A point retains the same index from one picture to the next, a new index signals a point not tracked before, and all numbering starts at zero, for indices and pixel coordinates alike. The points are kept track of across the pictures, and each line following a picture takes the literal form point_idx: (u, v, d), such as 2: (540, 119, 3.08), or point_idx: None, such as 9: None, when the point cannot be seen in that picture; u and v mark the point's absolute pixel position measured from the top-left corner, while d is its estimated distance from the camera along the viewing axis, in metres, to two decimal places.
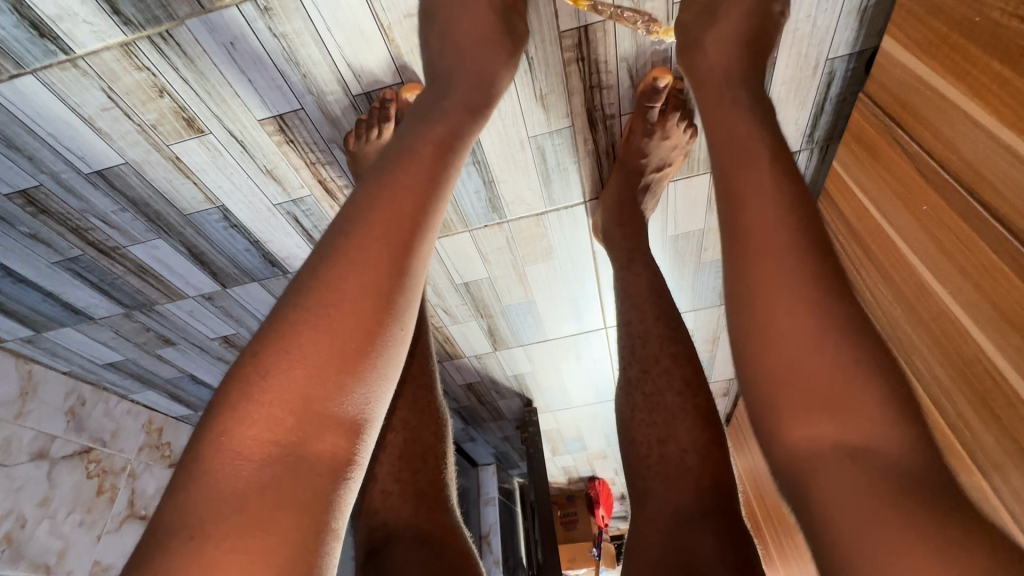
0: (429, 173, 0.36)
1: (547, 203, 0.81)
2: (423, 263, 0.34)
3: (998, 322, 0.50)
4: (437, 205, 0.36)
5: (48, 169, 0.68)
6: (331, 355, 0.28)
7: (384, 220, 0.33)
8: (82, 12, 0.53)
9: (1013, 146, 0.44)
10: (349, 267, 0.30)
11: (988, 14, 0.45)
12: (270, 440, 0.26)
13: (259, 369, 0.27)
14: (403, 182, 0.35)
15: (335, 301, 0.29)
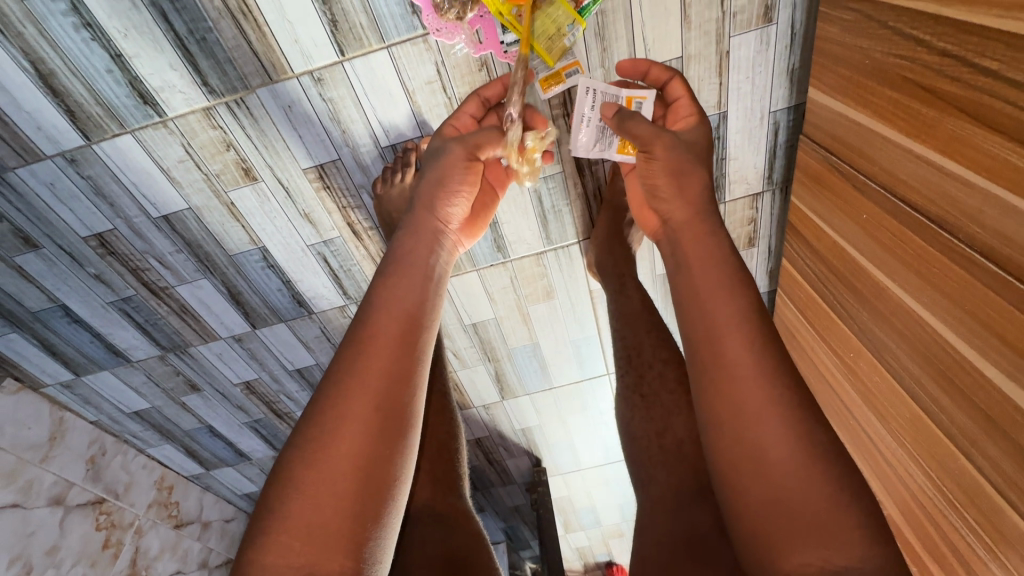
0: (401, 334, 0.50)
1: (546, 243, 0.92)
2: (398, 406, 0.47)
3: (939, 298, 0.57)
4: (405, 358, 0.49)
5: (124, 214, 0.81)
6: (328, 496, 0.42)
7: (362, 377, 0.46)
8: (179, 84, 0.69)
9: (915, 149, 0.55)
10: (338, 424, 0.44)
11: (874, 57, 0.58)
12: (294, 559, 0.40)
13: (279, 508, 0.41)
14: (376, 343, 0.49)
15: (327, 452, 0.43)
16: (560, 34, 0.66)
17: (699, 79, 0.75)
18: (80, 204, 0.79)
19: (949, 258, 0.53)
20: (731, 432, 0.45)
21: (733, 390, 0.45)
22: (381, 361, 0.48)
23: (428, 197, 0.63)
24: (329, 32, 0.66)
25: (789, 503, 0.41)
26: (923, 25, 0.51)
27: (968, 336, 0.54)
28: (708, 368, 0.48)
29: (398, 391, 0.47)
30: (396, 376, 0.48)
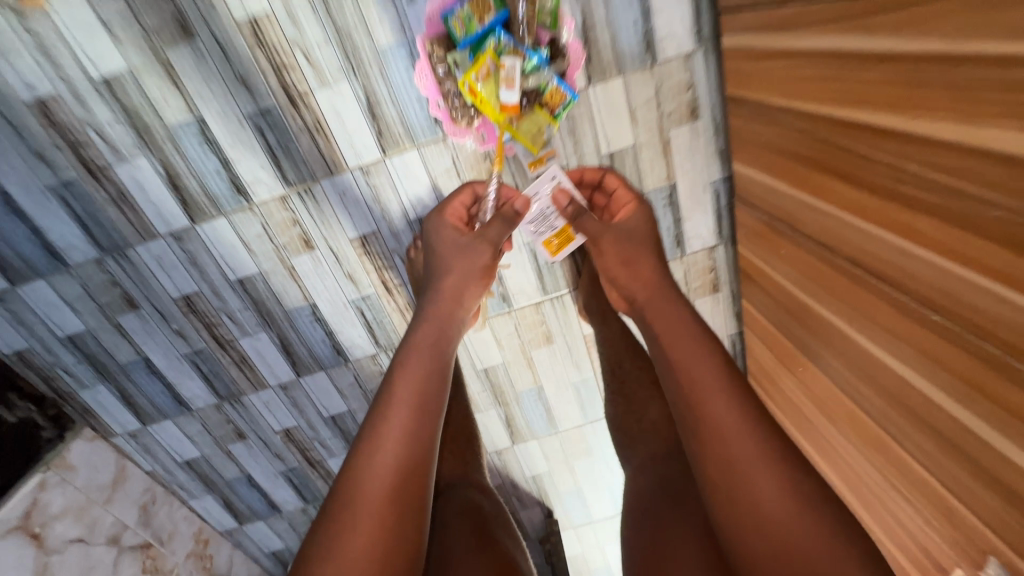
0: (404, 438, 0.70)
1: (543, 293, 1.11)
2: (407, 475, 0.68)
3: (841, 305, 0.74)
4: (412, 437, 0.70)
5: (209, 279, 1.03)
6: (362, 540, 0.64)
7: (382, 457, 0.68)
8: (265, 179, 0.94)
9: (801, 196, 0.76)
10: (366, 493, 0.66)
11: (767, 136, 0.81)
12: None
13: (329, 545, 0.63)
14: (390, 431, 0.70)
15: (348, 533, 0.64)
16: (540, 131, 0.90)
17: (652, 160, 0.99)
18: (176, 272, 1.02)
19: (837, 270, 0.72)
20: (726, 489, 0.62)
21: (721, 451, 0.63)
22: (387, 463, 0.68)
23: (436, 315, 0.84)
24: (375, 139, 0.92)
25: (780, 537, 0.57)
26: (788, 117, 0.73)
27: (862, 330, 0.70)
28: (697, 435, 0.66)
29: (400, 485, 0.68)
30: (398, 474, 0.68)
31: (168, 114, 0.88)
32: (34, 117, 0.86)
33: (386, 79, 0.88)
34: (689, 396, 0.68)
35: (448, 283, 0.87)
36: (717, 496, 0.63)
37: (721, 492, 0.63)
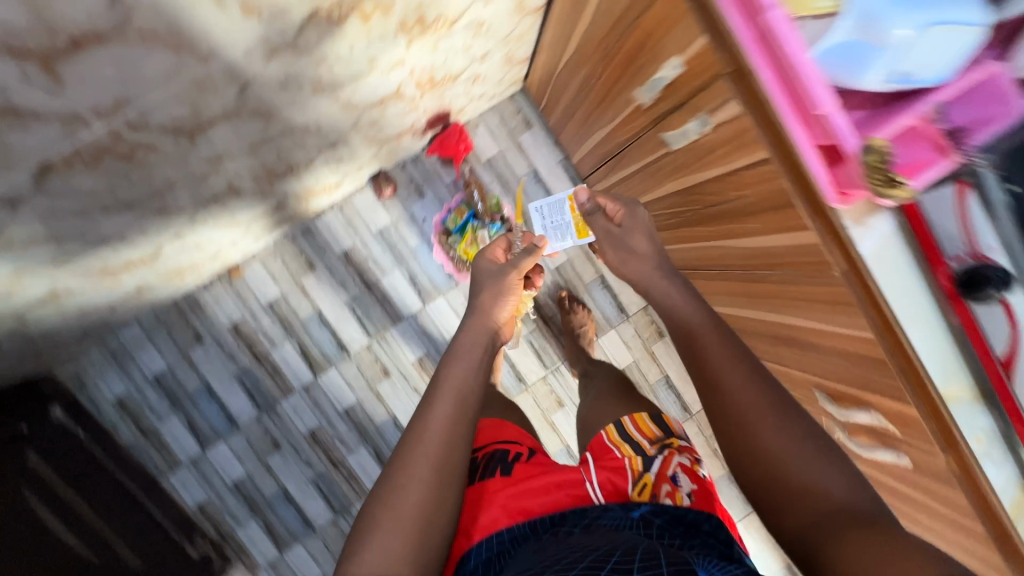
0: (444, 441, 0.64)
1: (544, 367, 1.62)
2: (450, 473, 0.63)
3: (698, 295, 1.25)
4: (453, 436, 0.65)
5: (326, 414, 1.55)
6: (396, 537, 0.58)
7: (420, 448, 0.63)
8: (357, 336, 1.55)
9: (653, 247, 1.34)
10: (403, 483, 0.61)
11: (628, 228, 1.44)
12: None
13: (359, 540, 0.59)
14: (429, 423, 0.65)
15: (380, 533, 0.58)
16: None
17: (580, 264, 1.63)
18: (306, 414, 1.55)
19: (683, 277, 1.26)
20: (744, 446, 0.69)
21: (738, 412, 0.70)
22: (423, 464, 0.62)
23: (464, 337, 0.75)
24: (418, 294, 1.56)
25: (780, 482, 0.65)
26: None
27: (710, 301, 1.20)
28: (714, 406, 0.73)
29: (434, 488, 0.62)
30: (434, 483, 0.62)
31: (302, 312, 1.53)
32: (229, 333, 1.51)
33: (418, 260, 1.55)
34: (703, 354, 0.76)
35: (489, 308, 0.80)
36: (734, 455, 0.70)
37: (736, 449, 0.70)
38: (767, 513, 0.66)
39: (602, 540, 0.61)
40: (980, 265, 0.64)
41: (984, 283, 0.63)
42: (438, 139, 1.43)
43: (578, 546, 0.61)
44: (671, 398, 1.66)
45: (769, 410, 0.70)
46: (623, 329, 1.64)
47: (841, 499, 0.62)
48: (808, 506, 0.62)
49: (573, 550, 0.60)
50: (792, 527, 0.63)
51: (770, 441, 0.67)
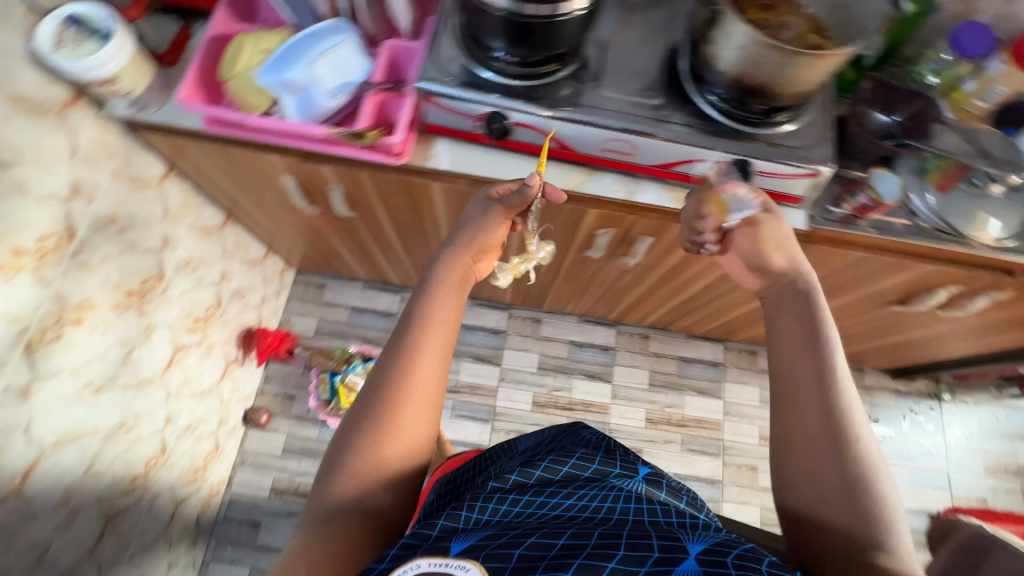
0: (421, 401, 0.75)
1: (486, 422, 1.72)
2: (432, 410, 0.76)
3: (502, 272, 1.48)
4: (437, 380, 0.77)
5: None
6: (386, 454, 0.72)
7: (412, 387, 0.74)
8: None
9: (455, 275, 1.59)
10: (392, 412, 0.73)
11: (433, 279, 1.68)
12: (353, 492, 0.70)
13: (352, 440, 0.72)
14: (419, 363, 0.76)
15: (376, 451, 0.71)
16: None
17: None
18: None
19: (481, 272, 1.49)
20: (828, 481, 0.67)
21: (842, 430, 0.68)
22: (413, 403, 0.74)
23: (449, 264, 0.85)
24: None
25: (834, 529, 0.66)
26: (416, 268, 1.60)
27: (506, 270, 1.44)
28: (817, 427, 0.69)
29: (412, 441, 0.74)
30: (411, 439, 0.74)
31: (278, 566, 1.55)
32: None
33: (329, 441, 1.66)
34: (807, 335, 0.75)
35: (469, 236, 0.87)
36: (808, 493, 0.68)
37: (816, 486, 0.68)
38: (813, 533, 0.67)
39: (585, 507, 0.77)
40: (485, 121, 0.87)
41: (496, 125, 0.87)
42: (257, 353, 1.62)
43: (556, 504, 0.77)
44: (590, 352, 1.82)
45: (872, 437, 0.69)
46: (511, 342, 1.81)
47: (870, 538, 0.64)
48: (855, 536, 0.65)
49: (554, 508, 0.77)
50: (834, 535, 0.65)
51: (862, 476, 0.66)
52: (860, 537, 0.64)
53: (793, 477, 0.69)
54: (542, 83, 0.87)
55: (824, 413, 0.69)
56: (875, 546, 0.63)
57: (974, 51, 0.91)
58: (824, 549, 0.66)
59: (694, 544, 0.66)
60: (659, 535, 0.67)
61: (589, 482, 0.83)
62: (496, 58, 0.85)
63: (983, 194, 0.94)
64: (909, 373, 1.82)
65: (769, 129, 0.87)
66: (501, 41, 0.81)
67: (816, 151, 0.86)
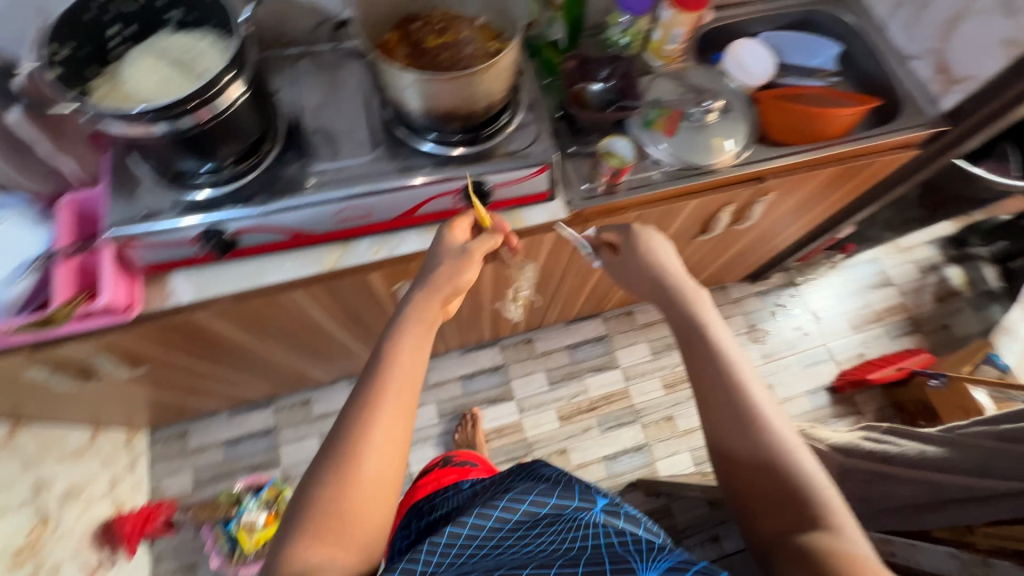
0: (388, 446, 0.66)
1: None
2: (403, 457, 0.67)
3: (352, 350, 1.42)
4: (407, 425, 0.69)
5: None
6: (357, 508, 0.62)
7: (379, 433, 0.66)
8: None
9: (311, 369, 1.50)
10: (356, 461, 0.64)
11: (293, 381, 1.58)
12: (321, 555, 0.59)
13: (318, 497, 0.62)
14: (381, 408, 0.67)
15: (348, 503, 0.62)
16: (282, 497, 1.56)
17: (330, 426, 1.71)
18: None
19: (331, 357, 1.41)
20: (759, 469, 0.66)
21: (746, 407, 0.70)
22: (384, 449, 0.66)
23: (424, 309, 0.77)
24: None
25: (772, 520, 0.64)
26: (267, 379, 1.49)
27: (352, 346, 1.37)
28: (726, 417, 0.70)
29: (381, 488, 0.64)
30: (381, 487, 0.64)
31: None
32: None
33: None
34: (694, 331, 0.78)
35: (441, 278, 0.80)
36: (747, 486, 0.67)
37: (752, 475, 0.66)
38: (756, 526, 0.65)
39: (547, 543, 0.72)
40: (201, 240, 0.80)
41: (216, 241, 0.80)
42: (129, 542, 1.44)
43: (510, 547, 0.74)
44: (484, 379, 1.79)
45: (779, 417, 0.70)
46: None
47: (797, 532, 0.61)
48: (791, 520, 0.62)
49: (512, 547, 0.74)
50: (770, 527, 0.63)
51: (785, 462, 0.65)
52: (796, 522, 0.62)
53: (733, 469, 0.68)
54: (246, 177, 0.83)
55: (728, 399, 0.71)
56: (812, 529, 0.60)
57: (638, 8, 0.98)
58: (769, 541, 0.63)
59: (648, 573, 0.61)
60: (612, 567, 0.63)
61: (554, 515, 0.79)
62: (197, 175, 0.80)
63: (704, 125, 1.01)
64: (763, 274, 1.95)
65: (490, 145, 0.87)
66: (186, 160, 0.76)
67: (536, 148, 0.88)
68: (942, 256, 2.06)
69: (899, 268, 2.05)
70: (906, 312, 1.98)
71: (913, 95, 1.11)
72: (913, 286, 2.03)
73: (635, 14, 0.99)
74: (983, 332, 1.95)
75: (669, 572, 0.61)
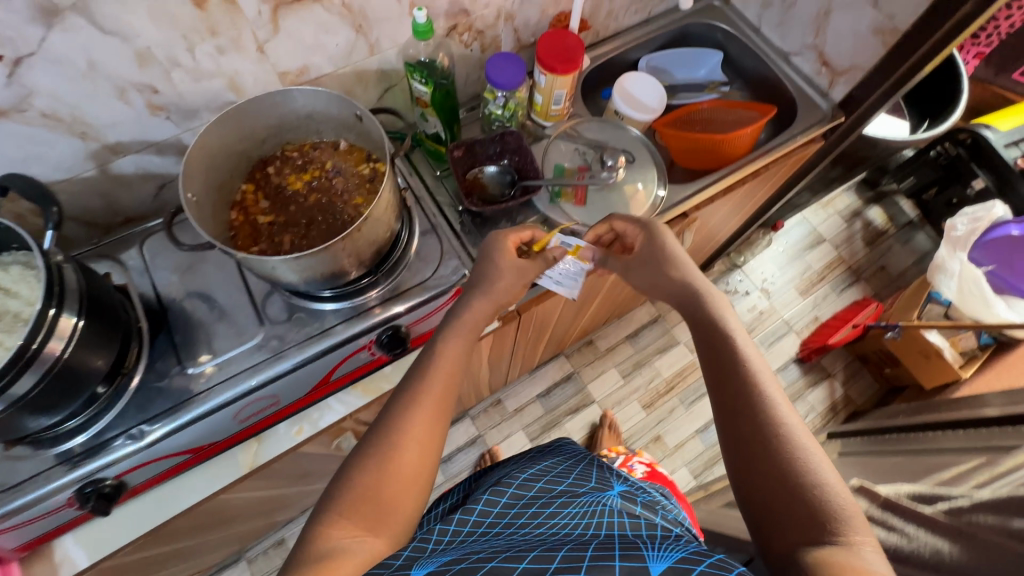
0: (417, 445, 0.61)
1: None
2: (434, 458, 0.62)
3: (309, 491, 1.26)
4: (440, 428, 0.65)
5: None
6: (386, 487, 0.58)
7: (418, 427, 0.62)
8: None
9: (272, 519, 1.34)
10: (389, 441, 0.61)
11: (255, 534, 1.40)
12: (346, 535, 0.54)
13: (354, 470, 0.59)
14: (416, 400, 0.65)
15: (382, 480, 0.58)
16: None
17: None
18: None
19: (288, 505, 1.26)
20: (772, 474, 0.51)
21: (755, 396, 0.57)
22: (417, 433, 0.62)
23: (468, 317, 0.74)
24: None
25: (784, 530, 0.48)
26: (224, 548, 1.31)
27: (307, 490, 1.23)
28: (738, 405, 0.57)
29: (411, 475, 0.60)
30: (406, 479, 0.59)
31: None
32: None
33: None
34: (711, 322, 0.67)
35: (498, 289, 0.75)
36: (757, 493, 0.51)
37: (763, 478, 0.51)
38: (762, 535, 0.50)
39: (562, 522, 0.64)
40: (77, 497, 0.65)
41: (92, 495, 0.65)
42: None
43: (525, 525, 0.66)
44: (463, 458, 1.68)
45: (796, 418, 0.55)
46: None
47: (811, 543, 0.46)
48: (806, 521, 0.47)
49: (526, 527, 0.65)
50: (780, 540, 0.48)
51: (802, 465, 0.50)
52: (814, 538, 0.46)
53: (741, 469, 0.53)
54: (120, 408, 0.68)
55: (739, 389, 0.58)
56: (828, 546, 0.45)
57: (511, 84, 0.88)
58: (779, 557, 0.48)
59: (657, 563, 0.47)
60: (620, 552, 0.49)
61: (569, 497, 0.71)
62: (56, 427, 0.64)
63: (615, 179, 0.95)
64: (707, 266, 1.94)
65: (395, 281, 0.77)
66: (34, 422, 0.61)
67: (444, 268, 0.79)
68: (861, 201, 2.11)
69: (827, 223, 2.09)
70: (845, 264, 2.02)
71: (803, 92, 1.09)
72: (843, 237, 2.07)
73: (509, 90, 0.89)
74: (916, 264, 2.01)
75: (680, 563, 0.47)
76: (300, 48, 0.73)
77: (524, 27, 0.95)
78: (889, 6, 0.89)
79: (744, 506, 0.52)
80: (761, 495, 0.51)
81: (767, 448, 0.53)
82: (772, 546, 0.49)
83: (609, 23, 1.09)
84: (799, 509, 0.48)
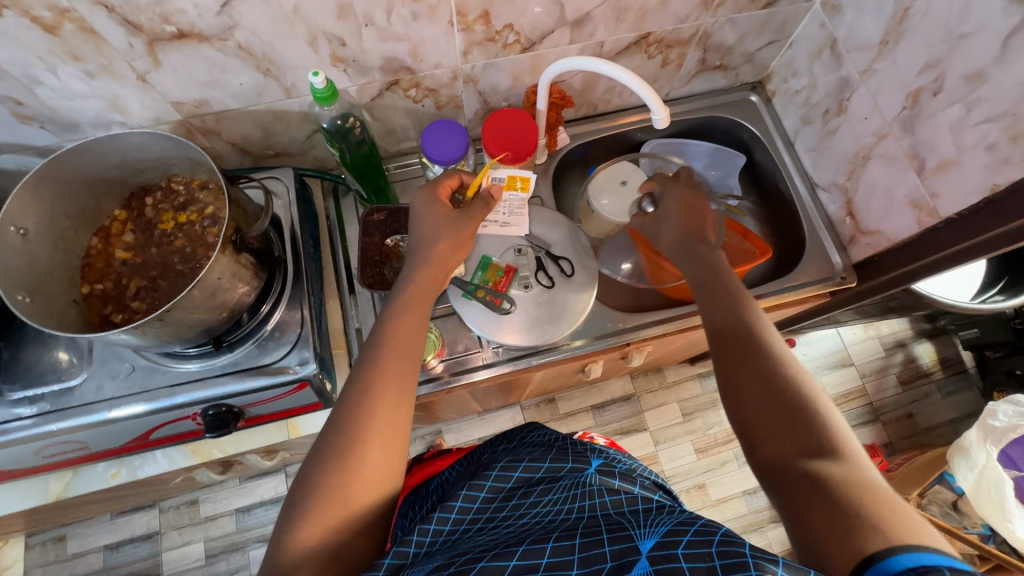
0: (393, 405, 0.54)
1: None
2: (409, 406, 0.56)
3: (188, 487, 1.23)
4: (411, 369, 0.58)
5: None
6: (372, 461, 0.51)
7: (395, 374, 0.56)
8: None
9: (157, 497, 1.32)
10: (366, 401, 0.54)
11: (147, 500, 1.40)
12: (320, 532, 0.48)
13: (324, 449, 0.51)
14: (394, 337, 0.59)
15: (358, 468, 0.50)
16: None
17: None
18: None
19: (166, 494, 1.24)
20: (763, 379, 0.53)
21: (743, 325, 0.57)
22: (392, 380, 0.56)
23: (438, 261, 0.66)
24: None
25: (775, 444, 0.49)
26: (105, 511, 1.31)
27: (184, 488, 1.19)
28: (729, 321, 0.58)
29: (389, 454, 0.52)
30: (388, 448, 0.52)
31: None
32: None
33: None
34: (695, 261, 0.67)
35: (443, 254, 0.67)
36: (750, 413, 0.52)
37: (753, 393, 0.52)
38: (759, 451, 0.50)
39: (546, 505, 0.52)
40: None
41: None
42: None
43: (505, 520, 0.51)
44: None
45: (771, 328, 0.57)
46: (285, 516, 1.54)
47: (804, 457, 0.47)
48: (804, 439, 0.48)
49: (506, 521, 0.50)
50: (772, 454, 0.49)
51: (789, 376, 0.52)
52: (807, 443, 0.47)
53: (733, 393, 0.54)
54: None
55: (726, 321, 0.58)
56: (831, 460, 0.46)
57: (448, 159, 0.76)
58: (772, 467, 0.49)
59: (645, 540, 0.43)
60: (609, 532, 0.44)
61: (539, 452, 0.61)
62: None
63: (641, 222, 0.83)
64: None
65: (234, 356, 0.70)
66: None
67: (293, 356, 0.71)
68: (911, 332, 1.77)
69: (859, 346, 1.76)
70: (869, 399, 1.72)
71: (817, 235, 0.90)
72: (875, 367, 1.74)
73: (445, 164, 0.77)
74: (951, 422, 1.68)
75: (669, 536, 0.43)
76: (193, 83, 0.65)
77: (493, 91, 0.82)
78: (934, 181, 0.69)
79: (739, 432, 0.53)
80: (758, 423, 0.51)
81: (754, 373, 0.53)
82: (767, 465, 0.49)
83: (612, 98, 0.93)
84: (795, 429, 0.48)
